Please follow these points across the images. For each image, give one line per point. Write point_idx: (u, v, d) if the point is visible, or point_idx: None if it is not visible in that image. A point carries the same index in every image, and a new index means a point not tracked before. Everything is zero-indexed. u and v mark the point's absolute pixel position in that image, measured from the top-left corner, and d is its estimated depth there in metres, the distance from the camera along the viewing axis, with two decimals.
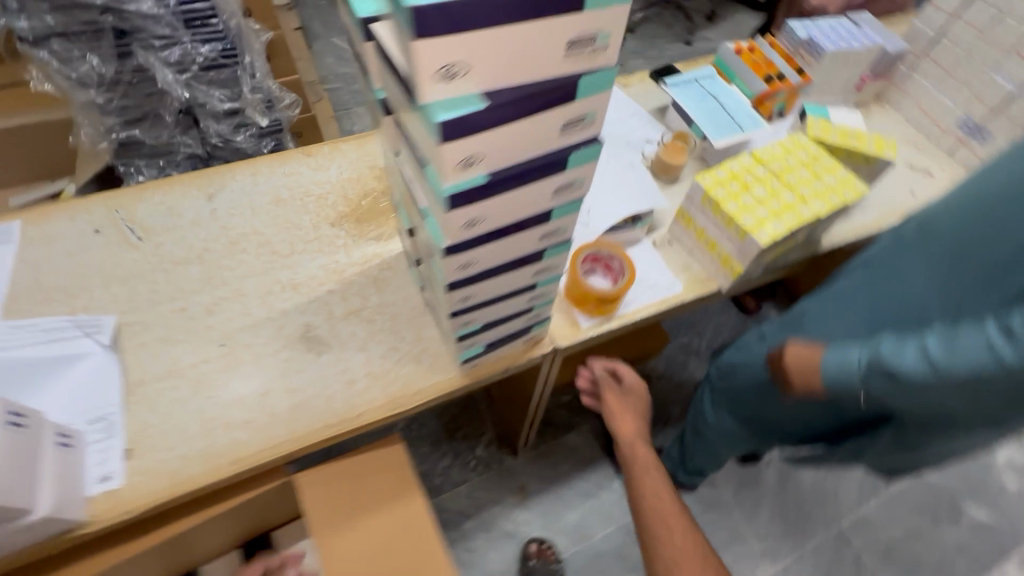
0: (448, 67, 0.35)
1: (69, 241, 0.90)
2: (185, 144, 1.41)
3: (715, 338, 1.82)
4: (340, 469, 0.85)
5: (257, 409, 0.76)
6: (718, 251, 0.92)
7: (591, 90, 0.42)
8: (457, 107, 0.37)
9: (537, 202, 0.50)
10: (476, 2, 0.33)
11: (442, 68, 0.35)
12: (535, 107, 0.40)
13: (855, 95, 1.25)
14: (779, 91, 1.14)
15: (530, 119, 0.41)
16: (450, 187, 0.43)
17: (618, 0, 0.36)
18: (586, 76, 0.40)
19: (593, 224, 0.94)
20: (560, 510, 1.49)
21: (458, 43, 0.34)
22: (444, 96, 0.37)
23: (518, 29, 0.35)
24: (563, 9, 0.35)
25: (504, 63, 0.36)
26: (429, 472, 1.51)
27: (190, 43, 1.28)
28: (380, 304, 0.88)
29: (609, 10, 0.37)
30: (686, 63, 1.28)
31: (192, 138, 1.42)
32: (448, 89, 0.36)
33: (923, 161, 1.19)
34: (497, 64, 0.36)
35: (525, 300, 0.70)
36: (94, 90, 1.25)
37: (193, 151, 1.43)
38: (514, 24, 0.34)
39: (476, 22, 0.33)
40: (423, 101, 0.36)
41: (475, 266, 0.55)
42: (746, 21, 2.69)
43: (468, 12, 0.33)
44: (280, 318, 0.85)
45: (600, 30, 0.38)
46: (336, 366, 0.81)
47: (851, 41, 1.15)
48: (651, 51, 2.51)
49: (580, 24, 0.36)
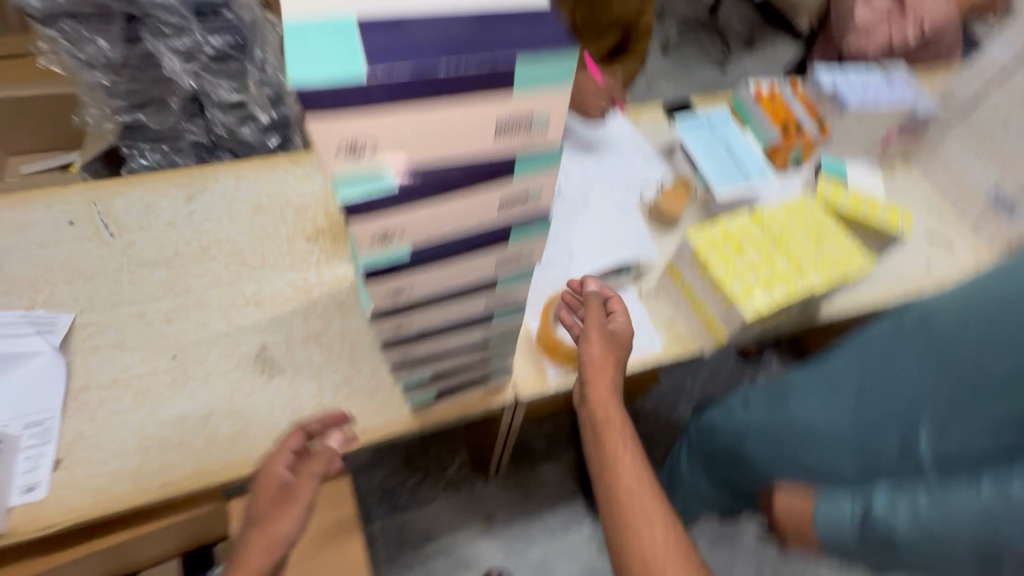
0: (353, 143, 0.32)
1: (40, 229, 0.88)
2: (191, 132, 1.26)
3: (710, 381, 1.75)
4: None
5: (197, 432, 0.73)
6: (702, 313, 0.87)
7: (533, 170, 0.38)
8: (366, 184, 0.34)
9: (475, 273, 0.46)
10: (380, 81, 0.30)
11: (347, 144, 0.32)
12: (464, 185, 0.37)
13: (879, 153, 1.17)
14: (795, 143, 1.07)
15: (459, 198, 0.38)
16: (365, 261, 0.39)
17: (550, 85, 0.34)
18: (523, 158, 0.37)
19: (574, 268, 0.90)
20: (525, 544, 1.44)
21: (357, 124, 0.31)
22: (351, 170, 0.34)
23: (431, 108, 0.32)
24: (485, 88, 0.33)
25: (422, 141, 0.34)
26: (396, 489, 1.47)
27: (200, 33, 1.16)
28: (342, 330, 0.84)
29: (541, 93, 0.34)
30: (703, 101, 1.22)
31: (198, 126, 1.27)
32: (357, 166, 0.34)
33: (945, 229, 1.11)
34: (411, 141, 0.34)
35: (478, 355, 0.65)
36: (100, 71, 1.14)
37: (199, 140, 1.27)
38: (427, 102, 0.32)
39: (382, 99, 0.31)
40: (328, 176, 0.33)
41: (409, 327, 0.51)
42: (785, 50, 2.58)
43: (371, 91, 0.30)
44: (238, 335, 0.82)
45: (534, 113, 0.35)
46: (285, 393, 0.78)
47: (877, 98, 1.08)
48: (682, 72, 2.42)
49: (509, 108, 0.34)
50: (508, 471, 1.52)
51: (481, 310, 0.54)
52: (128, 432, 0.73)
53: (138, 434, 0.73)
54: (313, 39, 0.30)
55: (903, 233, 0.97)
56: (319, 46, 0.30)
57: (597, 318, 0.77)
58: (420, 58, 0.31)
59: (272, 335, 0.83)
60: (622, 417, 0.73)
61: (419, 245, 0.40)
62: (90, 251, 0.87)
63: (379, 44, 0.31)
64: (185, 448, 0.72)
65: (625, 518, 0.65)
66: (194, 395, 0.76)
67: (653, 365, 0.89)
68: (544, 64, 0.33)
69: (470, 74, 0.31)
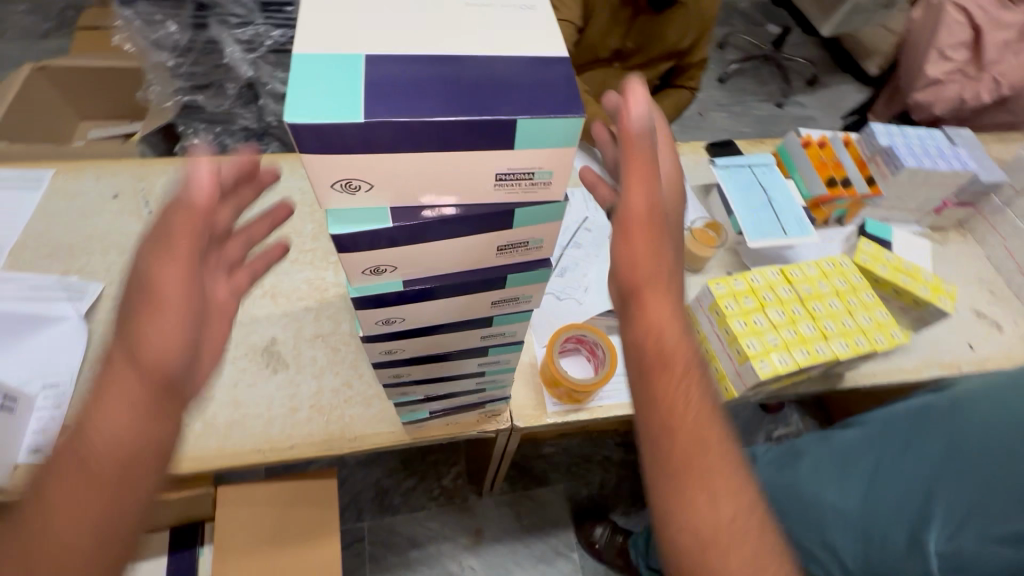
0: (345, 181, 0.33)
1: (87, 199, 0.93)
2: (243, 118, 1.29)
3: None
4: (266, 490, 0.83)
5: (196, 415, 0.76)
6: (715, 365, 0.84)
7: (535, 220, 0.38)
8: (361, 221, 0.35)
9: (468, 309, 0.46)
10: (380, 125, 0.30)
11: (340, 181, 0.33)
12: (463, 230, 0.37)
13: (931, 218, 1.10)
14: (840, 197, 1.02)
15: (454, 240, 0.38)
16: (358, 288, 0.40)
17: (554, 140, 0.33)
18: (523, 208, 0.37)
19: (588, 302, 0.88)
20: (510, 566, 1.42)
21: (353, 162, 0.32)
22: (350, 206, 0.35)
23: (430, 155, 0.32)
24: (489, 142, 0.32)
25: (423, 179, 0.34)
26: (390, 490, 1.47)
27: (263, 26, 1.15)
28: (350, 334, 0.85)
29: (546, 148, 0.33)
30: (748, 143, 1.18)
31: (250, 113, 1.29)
32: (351, 200, 0.34)
33: (997, 309, 1.03)
34: (408, 180, 0.34)
35: (473, 382, 0.65)
36: (167, 53, 1.15)
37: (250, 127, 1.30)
38: (427, 150, 0.32)
39: (381, 144, 0.31)
40: (324, 207, 0.34)
41: (401, 351, 0.51)
42: (850, 93, 2.48)
43: (372, 134, 0.30)
44: (250, 324, 0.84)
45: (536, 168, 0.35)
46: (285, 388, 0.79)
47: (937, 160, 1.01)
48: (736, 106, 2.36)
49: (513, 160, 0.34)
50: (503, 489, 1.50)
51: (476, 343, 0.53)
52: None
53: None
54: (321, 81, 0.31)
55: (947, 307, 0.90)
56: (325, 87, 0.31)
57: (639, 178, 0.48)
58: (422, 104, 0.31)
59: (283, 329, 0.84)
60: (683, 344, 0.50)
61: (413, 280, 0.41)
62: (126, 224, 0.91)
63: (384, 85, 0.32)
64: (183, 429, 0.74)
65: (675, 490, 0.46)
66: None
67: None
68: (550, 125, 0.32)
69: (470, 125, 0.31)
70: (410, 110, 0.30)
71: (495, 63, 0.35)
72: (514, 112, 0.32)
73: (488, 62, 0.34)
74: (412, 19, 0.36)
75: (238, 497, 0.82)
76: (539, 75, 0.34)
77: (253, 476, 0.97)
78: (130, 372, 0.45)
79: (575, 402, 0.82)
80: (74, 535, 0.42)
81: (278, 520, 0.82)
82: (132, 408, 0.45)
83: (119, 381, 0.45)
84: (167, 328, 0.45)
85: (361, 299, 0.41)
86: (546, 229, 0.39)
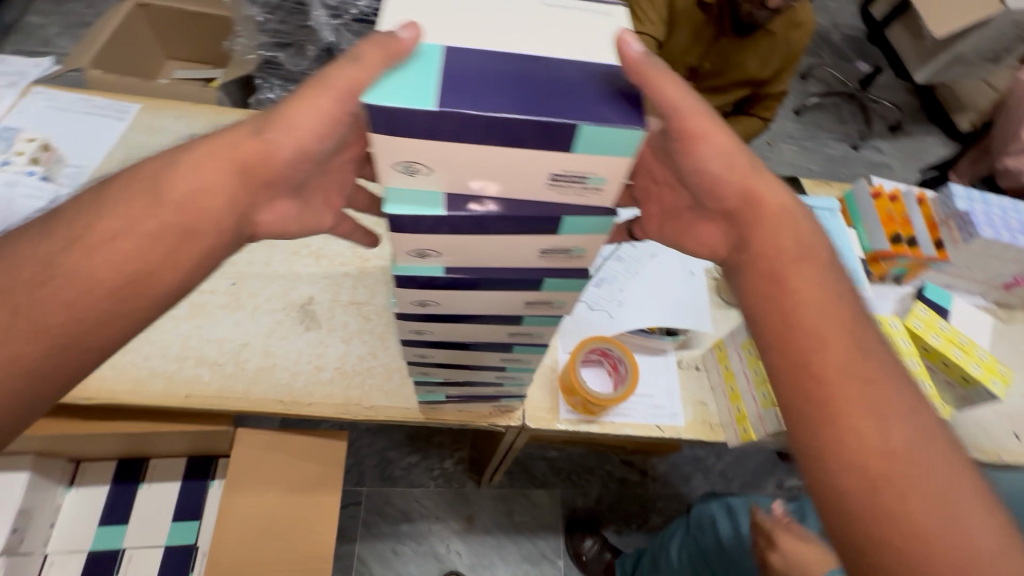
0: (408, 165, 0.34)
1: (164, 137, 0.97)
2: None
3: (732, 466, 1.65)
4: (278, 441, 0.87)
5: (229, 357, 0.80)
6: (737, 404, 0.82)
7: (582, 229, 0.39)
8: (414, 204, 0.37)
9: (501, 306, 0.47)
10: (443, 115, 0.30)
11: (402, 164, 0.34)
12: (509, 228, 0.38)
13: (998, 294, 1.04)
14: (902, 256, 0.97)
15: (500, 237, 0.38)
16: (400, 268, 0.42)
17: (612, 149, 0.33)
18: (570, 215, 0.37)
19: (619, 317, 0.87)
20: (495, 559, 1.44)
21: (418, 147, 0.32)
22: (406, 187, 0.36)
23: (488, 147, 0.32)
24: (549, 145, 0.32)
25: (480, 168, 0.34)
26: (393, 461, 1.51)
27: None
28: (383, 307, 0.87)
29: (602, 157, 0.34)
30: (814, 183, 1.14)
31: None
32: (409, 180, 0.36)
33: None
34: (465, 169, 0.34)
35: (492, 376, 0.66)
36: (258, 7, 1.22)
37: None
38: (486, 144, 0.32)
39: (443, 133, 0.32)
40: (381, 183, 0.36)
41: (430, 334, 0.52)
42: (933, 146, 2.34)
43: (437, 124, 0.31)
44: (292, 280, 0.87)
45: (590, 173, 0.35)
46: (314, 347, 0.82)
47: (1016, 235, 0.95)
48: (809, 141, 2.27)
49: (568, 162, 0.34)
50: (502, 483, 1.52)
51: (503, 339, 0.54)
52: (175, 338, 0.80)
53: (183, 343, 0.80)
54: (404, 70, 0.32)
55: (997, 391, 0.86)
56: (403, 79, 0.32)
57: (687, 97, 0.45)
58: (491, 98, 0.32)
59: (321, 290, 0.87)
60: (803, 247, 0.50)
61: (454, 271, 0.42)
62: None
63: (458, 76, 0.32)
64: (216, 368, 0.79)
65: (816, 390, 0.45)
66: (239, 322, 0.83)
67: (671, 439, 0.84)
68: (614, 133, 0.32)
69: (532, 124, 0.31)
70: (479, 103, 0.31)
71: (568, 70, 0.35)
72: (577, 116, 0.32)
73: (562, 66, 0.35)
74: (495, 15, 0.37)
75: (253, 440, 0.86)
76: (609, 86, 0.34)
77: (270, 424, 1.01)
78: (250, 145, 0.48)
79: (590, 413, 0.81)
80: (114, 254, 0.46)
81: (284, 471, 0.85)
82: (219, 179, 0.48)
83: (229, 145, 0.49)
84: (298, 121, 0.46)
85: (403, 278, 0.42)
86: (591, 238, 0.39)
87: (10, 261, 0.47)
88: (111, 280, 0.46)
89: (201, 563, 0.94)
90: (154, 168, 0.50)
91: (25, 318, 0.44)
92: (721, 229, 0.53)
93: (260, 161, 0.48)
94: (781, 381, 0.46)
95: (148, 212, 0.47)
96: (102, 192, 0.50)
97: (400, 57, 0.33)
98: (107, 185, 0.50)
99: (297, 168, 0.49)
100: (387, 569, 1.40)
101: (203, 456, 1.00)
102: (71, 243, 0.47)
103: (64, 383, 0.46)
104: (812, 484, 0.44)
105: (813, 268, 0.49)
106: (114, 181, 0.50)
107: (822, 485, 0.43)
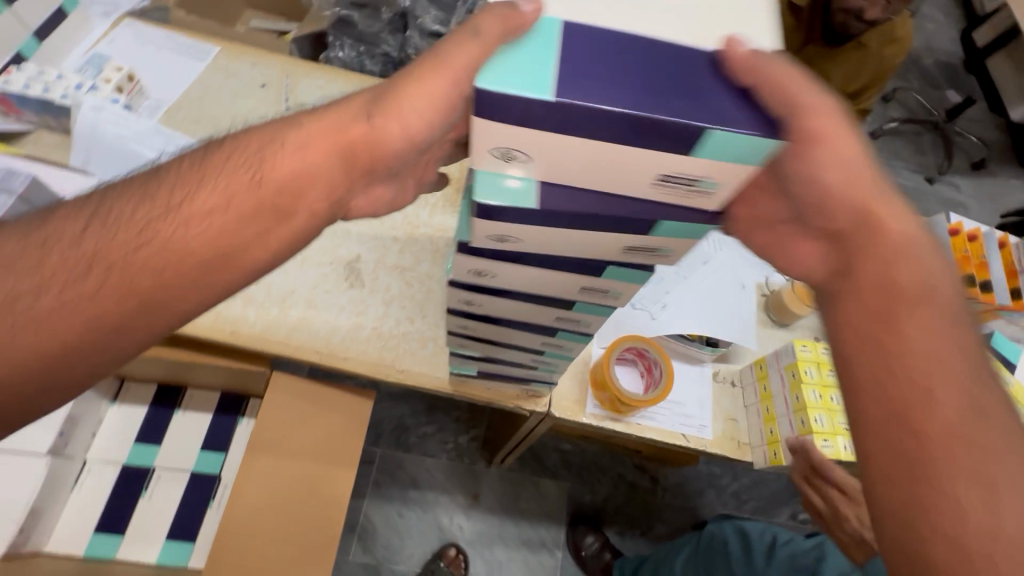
0: (506, 150, 0.33)
1: (239, 81, 0.99)
2: (387, 43, 1.29)
3: (747, 488, 1.61)
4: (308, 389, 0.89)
5: (274, 302, 0.81)
6: (770, 427, 0.80)
7: (676, 233, 0.38)
8: (502, 194, 0.35)
9: (556, 288, 0.46)
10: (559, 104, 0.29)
11: (501, 148, 0.33)
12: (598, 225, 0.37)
13: None
14: (972, 301, 0.91)
15: (587, 233, 0.38)
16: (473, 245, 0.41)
17: (729, 158, 0.32)
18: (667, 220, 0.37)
19: (661, 320, 0.85)
20: (495, 539, 1.46)
21: (519, 133, 0.32)
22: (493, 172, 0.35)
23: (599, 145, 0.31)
24: (668, 146, 0.31)
25: (582, 167, 0.34)
26: (409, 428, 1.53)
27: None
28: (427, 275, 0.87)
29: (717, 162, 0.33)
30: None
31: (395, 40, 1.29)
32: (501, 165, 0.35)
33: None
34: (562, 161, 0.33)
35: (528, 358, 0.65)
36: None
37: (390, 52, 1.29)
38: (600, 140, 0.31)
39: (554, 123, 0.31)
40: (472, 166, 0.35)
41: (477, 307, 0.52)
42: (1017, 189, 2.18)
43: (550, 112, 0.30)
44: (343, 237, 0.88)
45: (704, 177, 0.34)
46: (355, 304, 0.83)
47: None
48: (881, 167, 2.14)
49: (685, 164, 0.33)
50: (512, 467, 1.53)
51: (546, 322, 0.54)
52: None
53: None
54: (517, 51, 0.31)
55: None
56: (516, 61, 0.31)
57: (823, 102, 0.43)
58: (615, 85, 0.31)
59: (370, 249, 0.88)
60: (924, 286, 0.47)
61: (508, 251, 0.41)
62: (263, 112, 0.97)
63: (573, 59, 0.31)
64: (263, 312, 0.81)
65: (911, 448, 0.43)
66: (288, 271, 0.84)
67: (696, 451, 0.82)
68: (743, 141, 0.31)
69: (658, 125, 0.30)
70: (598, 95, 0.30)
71: (682, 61, 0.33)
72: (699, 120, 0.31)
73: (679, 60, 0.34)
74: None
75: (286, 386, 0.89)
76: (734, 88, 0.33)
77: (300, 372, 1.04)
78: (357, 130, 0.49)
79: (615, 411, 0.80)
80: (207, 227, 0.48)
81: (311, 418, 0.88)
82: (323, 160, 0.50)
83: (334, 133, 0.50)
84: (410, 109, 0.46)
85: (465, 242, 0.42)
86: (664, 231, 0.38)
87: (112, 213, 0.48)
88: (207, 249, 0.48)
89: (222, 492, 0.98)
90: (256, 144, 0.51)
91: (121, 274, 0.46)
92: (822, 249, 0.51)
93: (364, 147, 0.49)
94: (869, 427, 0.45)
95: (248, 190, 0.49)
96: (205, 161, 0.51)
97: (513, 30, 0.33)
98: (210, 152, 0.51)
99: (398, 157, 0.50)
100: (391, 530, 1.43)
101: (235, 392, 1.04)
102: (164, 207, 0.48)
103: (146, 337, 0.48)
104: (891, 538, 0.43)
105: (931, 312, 0.46)
106: (216, 149, 0.51)
107: (898, 543, 0.42)
